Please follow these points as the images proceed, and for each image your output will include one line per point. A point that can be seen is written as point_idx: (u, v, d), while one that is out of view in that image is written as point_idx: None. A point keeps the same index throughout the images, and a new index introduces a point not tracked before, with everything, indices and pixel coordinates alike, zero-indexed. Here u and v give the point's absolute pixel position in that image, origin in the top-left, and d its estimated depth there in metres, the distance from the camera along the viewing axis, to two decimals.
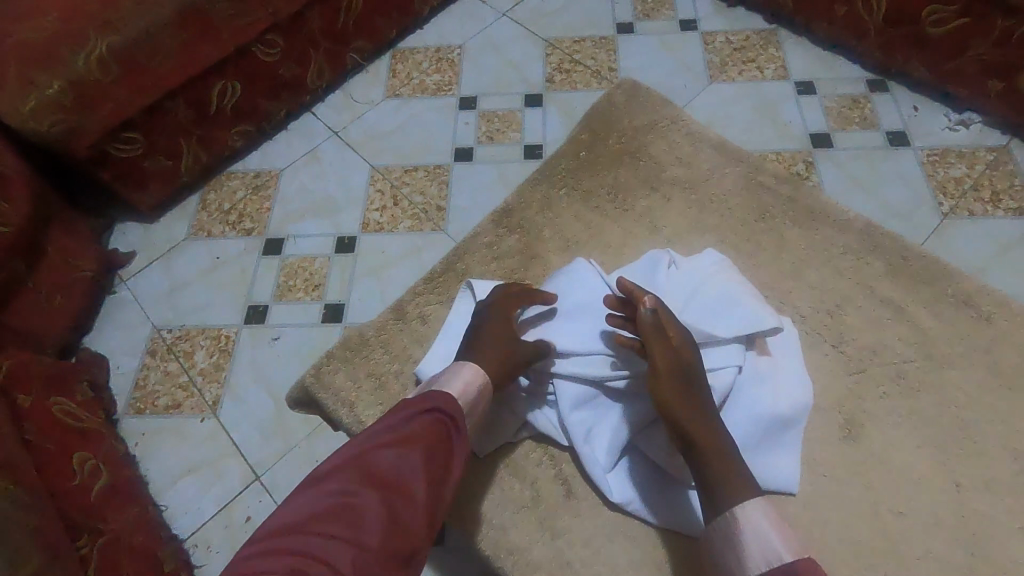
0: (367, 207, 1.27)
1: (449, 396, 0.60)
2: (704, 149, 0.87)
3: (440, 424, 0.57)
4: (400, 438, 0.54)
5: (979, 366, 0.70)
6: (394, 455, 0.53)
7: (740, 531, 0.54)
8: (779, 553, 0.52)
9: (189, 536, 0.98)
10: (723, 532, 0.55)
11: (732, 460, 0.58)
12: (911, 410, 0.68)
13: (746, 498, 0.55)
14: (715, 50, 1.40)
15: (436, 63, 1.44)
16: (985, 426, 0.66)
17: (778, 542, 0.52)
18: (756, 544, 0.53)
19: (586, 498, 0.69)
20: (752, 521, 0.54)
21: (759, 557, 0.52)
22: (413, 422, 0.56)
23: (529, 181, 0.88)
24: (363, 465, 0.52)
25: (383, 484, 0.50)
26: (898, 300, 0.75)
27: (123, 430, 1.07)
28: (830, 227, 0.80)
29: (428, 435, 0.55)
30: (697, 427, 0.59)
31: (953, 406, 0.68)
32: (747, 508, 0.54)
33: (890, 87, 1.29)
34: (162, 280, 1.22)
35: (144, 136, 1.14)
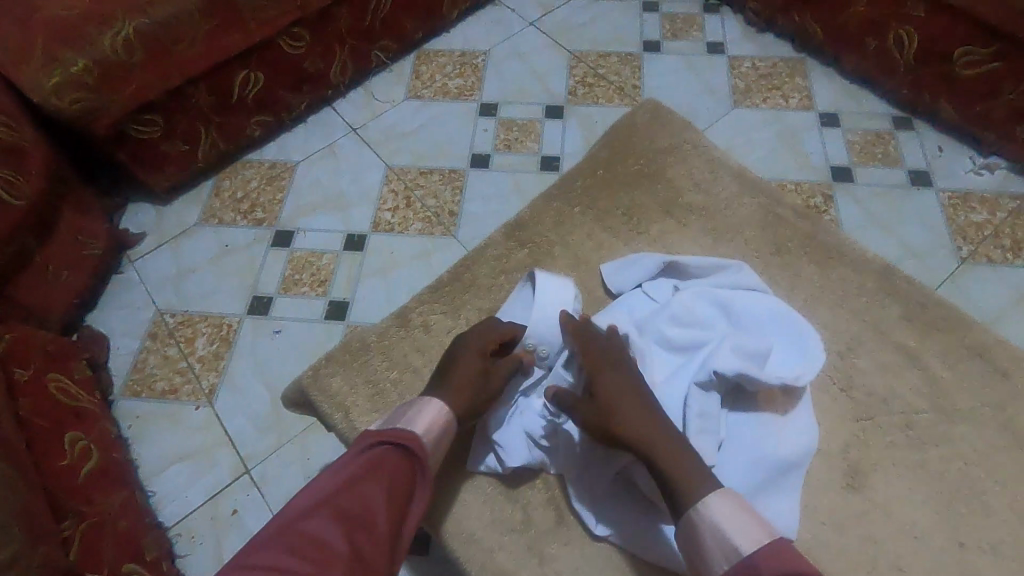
0: (379, 206, 1.26)
1: (417, 430, 0.60)
2: (725, 175, 0.86)
3: (405, 457, 0.57)
4: (364, 470, 0.54)
5: (992, 421, 0.68)
6: (358, 486, 0.52)
7: (699, 526, 0.54)
8: (738, 545, 0.52)
9: (175, 525, 0.98)
10: (684, 530, 0.55)
11: (684, 452, 0.58)
12: (919, 461, 0.66)
13: (704, 493, 0.55)
14: (741, 75, 1.38)
15: (460, 67, 1.44)
16: (994, 484, 0.65)
17: (738, 534, 0.53)
18: (715, 540, 0.53)
19: (578, 526, 0.67)
20: (708, 516, 0.54)
21: (718, 551, 0.53)
22: (376, 456, 0.56)
23: (544, 195, 0.87)
24: (326, 500, 0.51)
25: (346, 516, 0.50)
26: (912, 346, 0.73)
27: (117, 412, 1.07)
28: (849, 266, 0.78)
29: (390, 468, 0.55)
30: (628, 428, 0.59)
31: (962, 462, 0.66)
32: (708, 506, 0.55)
33: (916, 125, 1.28)
34: (170, 264, 1.22)
35: (163, 120, 1.14)
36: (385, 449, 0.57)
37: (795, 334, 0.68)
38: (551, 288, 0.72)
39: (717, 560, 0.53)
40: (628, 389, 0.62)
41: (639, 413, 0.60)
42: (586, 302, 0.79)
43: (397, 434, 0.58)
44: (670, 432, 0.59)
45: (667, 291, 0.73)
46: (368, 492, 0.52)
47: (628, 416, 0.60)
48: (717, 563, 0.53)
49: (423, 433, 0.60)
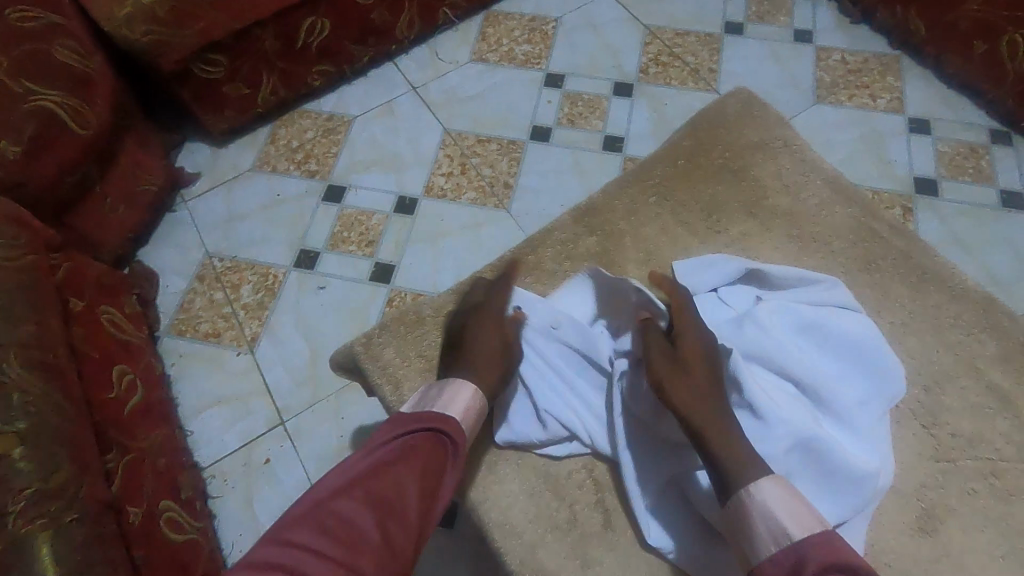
0: (434, 170, 1.24)
1: (449, 415, 0.61)
2: (814, 178, 0.80)
3: (437, 442, 0.58)
4: (397, 456, 0.56)
5: None
6: (390, 472, 0.54)
7: (751, 510, 0.54)
8: (790, 530, 0.52)
9: (210, 466, 0.99)
10: (732, 512, 0.55)
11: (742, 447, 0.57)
12: (999, 514, 0.62)
13: (751, 476, 0.55)
14: (828, 68, 1.29)
15: (529, 33, 1.38)
16: None
17: (789, 518, 0.52)
18: (763, 523, 0.53)
19: (624, 533, 0.64)
20: (760, 498, 0.54)
21: (768, 534, 0.53)
22: (410, 440, 0.57)
23: (616, 181, 0.82)
24: (356, 483, 0.53)
25: (377, 503, 0.52)
26: (1005, 388, 0.67)
27: (162, 348, 1.09)
28: (941, 293, 0.73)
29: (423, 453, 0.57)
30: (682, 398, 0.60)
31: None
32: (758, 489, 0.54)
33: (1015, 141, 1.18)
34: (222, 207, 1.22)
35: (228, 61, 1.13)
36: (419, 433, 0.58)
37: (880, 364, 0.65)
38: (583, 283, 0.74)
39: (765, 543, 0.52)
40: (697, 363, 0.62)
41: (698, 388, 0.60)
42: None
43: (432, 418, 0.60)
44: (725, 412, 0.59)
45: (749, 300, 0.70)
46: (398, 478, 0.54)
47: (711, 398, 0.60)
48: (765, 547, 0.52)
49: (456, 418, 0.61)
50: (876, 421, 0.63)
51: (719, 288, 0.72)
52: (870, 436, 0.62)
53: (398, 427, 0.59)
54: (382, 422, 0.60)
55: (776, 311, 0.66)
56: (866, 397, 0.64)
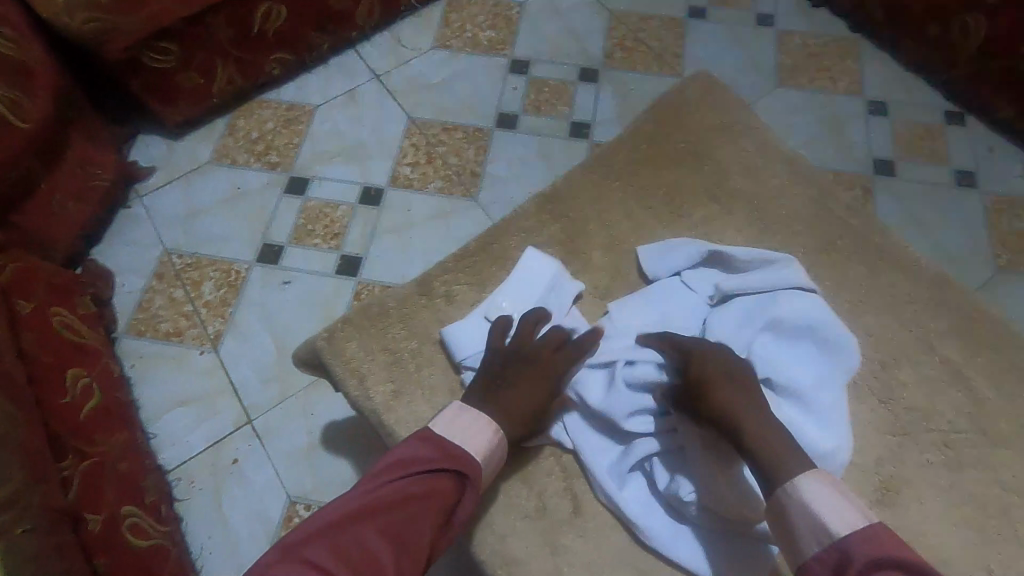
0: (399, 160, 1.21)
1: (474, 455, 0.61)
2: (775, 161, 0.81)
3: (457, 481, 0.59)
4: (419, 492, 0.57)
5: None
6: (410, 507, 0.56)
7: (792, 507, 0.54)
8: (833, 528, 0.52)
9: (175, 468, 0.97)
10: (774, 510, 0.55)
11: (774, 439, 0.57)
12: (952, 483, 0.64)
13: (794, 474, 0.55)
14: (789, 52, 1.31)
15: (493, 18, 1.36)
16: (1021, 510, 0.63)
17: (833, 515, 0.52)
18: (805, 521, 0.53)
19: (594, 519, 0.65)
20: (800, 496, 0.54)
21: (812, 533, 0.53)
22: (433, 476, 0.58)
23: (580, 167, 0.82)
24: (378, 512, 0.55)
25: (394, 535, 0.54)
26: (958, 362, 0.70)
27: (120, 349, 1.05)
28: (896, 271, 0.75)
29: (442, 492, 0.58)
30: (710, 399, 0.59)
31: (999, 487, 0.64)
32: (800, 485, 0.54)
33: (968, 121, 1.21)
34: (180, 202, 1.18)
35: (179, 50, 1.08)
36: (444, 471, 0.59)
37: (834, 344, 0.65)
38: (546, 262, 0.75)
39: (808, 542, 0.53)
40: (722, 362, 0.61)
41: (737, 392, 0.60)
42: (617, 286, 0.75)
43: (459, 457, 0.60)
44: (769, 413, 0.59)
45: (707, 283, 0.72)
46: (418, 515, 0.56)
47: (728, 394, 0.59)
48: (809, 546, 0.53)
49: (479, 461, 0.61)
50: (834, 401, 0.64)
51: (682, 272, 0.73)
52: (825, 417, 0.63)
53: (426, 459, 0.59)
54: (411, 439, 0.61)
55: (732, 304, 0.69)
56: (821, 378, 0.65)
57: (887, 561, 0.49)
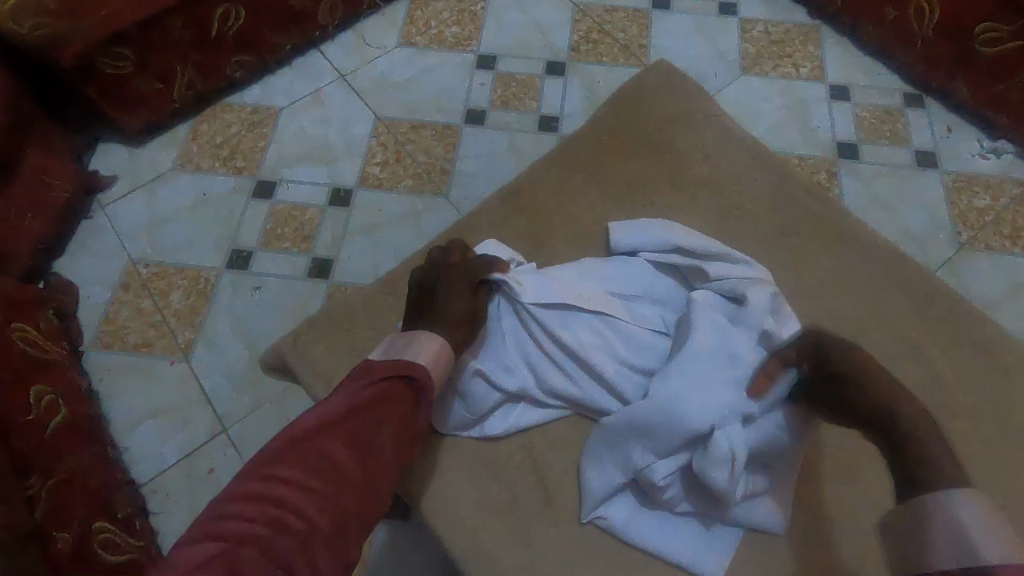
0: (368, 159, 1.20)
1: (422, 363, 0.60)
2: (736, 147, 0.82)
3: (413, 391, 0.58)
4: (377, 401, 0.55)
5: (986, 417, 0.67)
6: (370, 416, 0.54)
7: (936, 519, 0.50)
8: (979, 549, 0.48)
9: (149, 481, 0.95)
10: (915, 518, 0.51)
11: (937, 445, 0.54)
12: None
13: (946, 485, 0.51)
14: (753, 40, 1.32)
15: (458, 14, 1.35)
16: (982, 480, 0.64)
17: (982, 537, 0.48)
18: (948, 534, 0.49)
19: (566, 510, 0.66)
20: (950, 512, 0.50)
21: (950, 549, 0.49)
22: (389, 386, 0.57)
23: (543, 160, 0.82)
24: (337, 425, 0.53)
25: (357, 445, 0.53)
26: (916, 338, 0.72)
27: (87, 363, 1.03)
28: (856, 251, 0.76)
29: (400, 400, 0.57)
30: (876, 393, 0.56)
31: (960, 459, 0.65)
32: (953, 499, 0.50)
33: (928, 102, 1.24)
34: (144, 210, 1.15)
35: (136, 54, 1.05)
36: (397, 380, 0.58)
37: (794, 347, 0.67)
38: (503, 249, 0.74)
39: (944, 556, 0.49)
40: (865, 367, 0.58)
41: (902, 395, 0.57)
42: None
43: (411, 368, 0.58)
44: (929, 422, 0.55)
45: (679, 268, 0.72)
46: (379, 424, 0.54)
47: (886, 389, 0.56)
48: (944, 561, 0.49)
49: (427, 366, 0.60)
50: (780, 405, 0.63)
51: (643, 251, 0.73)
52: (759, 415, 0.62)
53: (377, 373, 0.57)
54: (354, 367, 0.59)
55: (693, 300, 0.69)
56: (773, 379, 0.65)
57: None
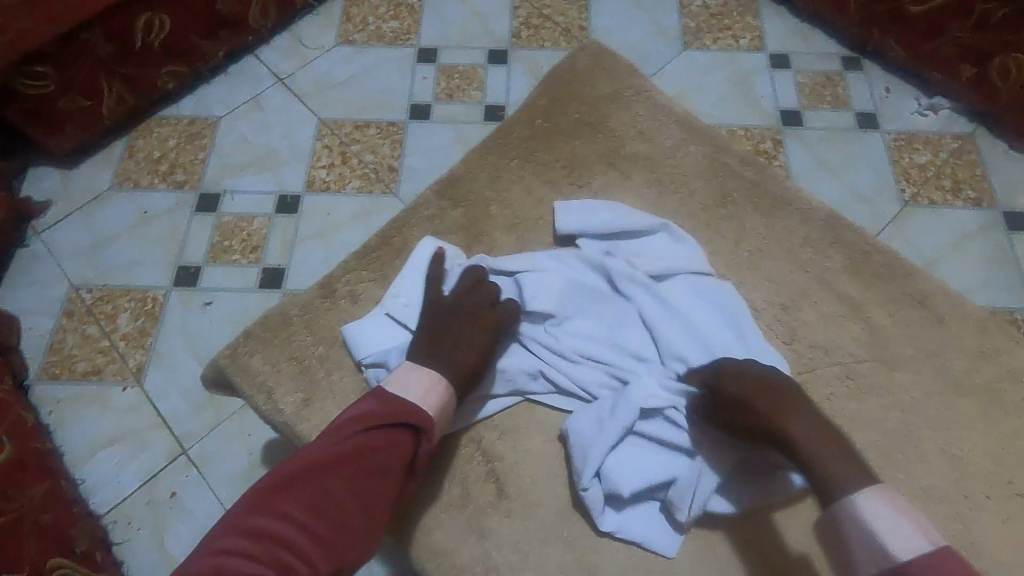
0: (313, 163, 1.18)
1: (428, 406, 0.61)
2: (669, 122, 0.84)
3: (420, 435, 0.59)
4: (382, 446, 0.57)
5: (925, 367, 0.70)
6: (373, 463, 0.56)
7: (850, 523, 0.54)
8: (893, 550, 0.52)
9: (109, 512, 0.93)
10: (833, 524, 0.55)
11: (830, 451, 0.58)
12: (855, 414, 0.68)
13: (855, 490, 0.55)
14: (692, 14, 1.32)
15: (395, 8, 1.33)
16: (921, 432, 0.67)
17: (892, 536, 0.52)
18: (860, 536, 0.54)
19: (520, 499, 0.66)
20: (863, 515, 0.54)
21: (869, 553, 0.53)
22: (396, 430, 0.59)
23: (478, 150, 0.82)
24: (339, 467, 0.56)
25: (357, 488, 0.55)
26: (856, 297, 0.74)
27: (34, 397, 0.99)
28: (791, 215, 0.79)
29: (404, 444, 0.58)
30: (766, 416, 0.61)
31: (901, 412, 0.68)
32: (859, 502, 0.54)
33: (865, 65, 1.25)
34: (82, 233, 1.11)
35: (57, 72, 1.01)
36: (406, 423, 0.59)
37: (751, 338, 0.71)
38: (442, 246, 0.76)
39: (864, 564, 0.53)
40: (757, 392, 0.63)
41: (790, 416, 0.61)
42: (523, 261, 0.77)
43: (419, 414, 0.60)
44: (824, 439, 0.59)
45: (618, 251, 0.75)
46: (382, 471, 0.57)
47: (777, 406, 0.61)
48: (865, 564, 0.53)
49: (430, 410, 0.61)
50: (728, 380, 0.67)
51: (585, 233, 0.76)
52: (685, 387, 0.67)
53: (387, 415, 0.59)
54: (369, 395, 0.61)
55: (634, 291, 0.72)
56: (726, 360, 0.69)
57: None
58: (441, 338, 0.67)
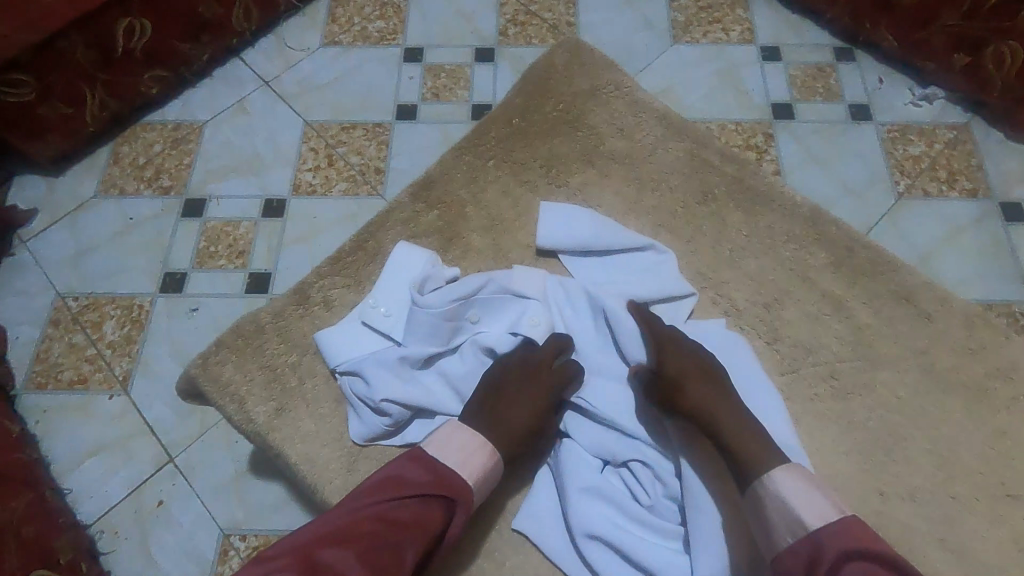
0: (299, 166, 1.17)
1: (462, 476, 0.63)
2: (648, 120, 0.89)
3: (445, 508, 0.60)
4: (404, 518, 0.58)
5: (890, 364, 0.75)
6: (393, 535, 0.56)
7: (767, 497, 0.60)
8: (804, 520, 0.57)
9: (96, 522, 0.92)
10: (753, 501, 0.61)
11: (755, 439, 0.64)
12: (832, 416, 0.73)
13: (768, 470, 0.61)
14: (680, 8, 1.30)
15: (380, 7, 1.32)
16: (887, 436, 0.72)
17: (805, 508, 0.58)
18: (779, 511, 0.59)
19: (495, 507, 0.72)
20: (777, 492, 0.60)
21: (783, 524, 0.58)
22: (421, 501, 0.59)
23: (455, 151, 0.88)
24: (358, 538, 0.56)
25: (372, 561, 0.54)
26: (839, 294, 0.79)
27: (21, 407, 0.99)
28: (776, 212, 0.84)
29: (427, 519, 0.58)
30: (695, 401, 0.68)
31: (873, 416, 0.73)
32: (773, 479, 0.61)
33: (857, 55, 1.23)
34: (67, 241, 1.11)
35: (37, 80, 1.00)
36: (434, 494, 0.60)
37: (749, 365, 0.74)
38: (414, 249, 0.81)
39: (782, 533, 0.58)
40: (693, 380, 0.69)
41: (703, 390, 0.69)
42: (497, 262, 0.83)
43: (450, 483, 0.61)
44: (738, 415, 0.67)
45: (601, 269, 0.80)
46: (400, 544, 0.56)
47: (694, 389, 0.69)
48: (781, 536, 0.58)
49: (466, 480, 0.63)
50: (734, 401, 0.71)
51: (563, 250, 0.81)
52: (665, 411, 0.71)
53: (417, 484, 0.60)
54: (402, 460, 0.63)
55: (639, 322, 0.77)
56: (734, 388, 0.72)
57: (859, 555, 0.53)
58: (497, 400, 0.70)
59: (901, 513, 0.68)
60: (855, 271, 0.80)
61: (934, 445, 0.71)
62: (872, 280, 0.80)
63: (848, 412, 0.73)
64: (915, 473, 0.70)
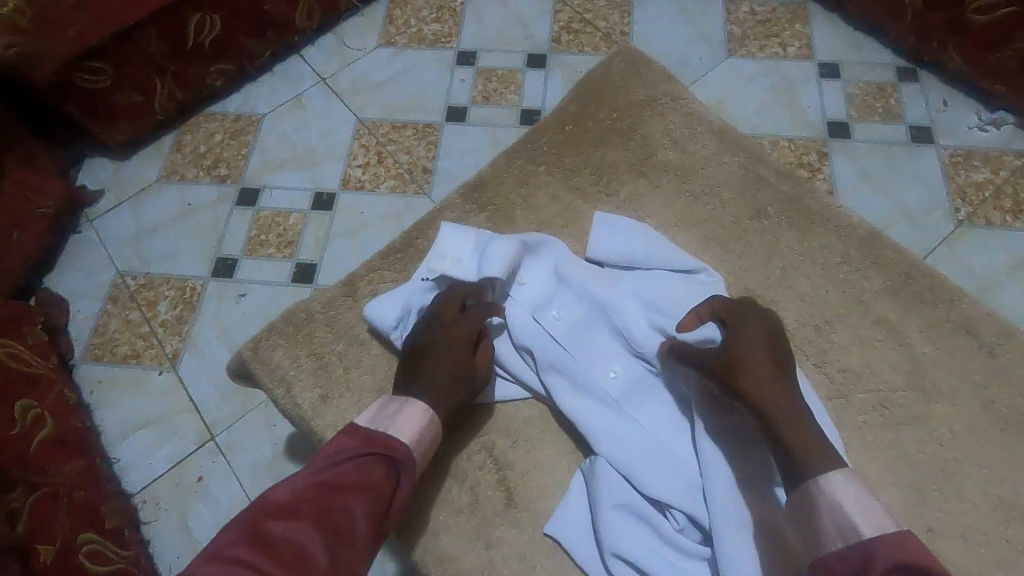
0: (350, 162, 1.20)
1: (401, 436, 0.62)
2: (702, 133, 0.88)
3: (390, 464, 0.59)
4: (349, 480, 0.57)
5: (946, 398, 0.72)
6: (340, 497, 0.55)
7: (820, 499, 0.57)
8: (859, 528, 0.54)
9: (138, 492, 0.96)
10: (804, 500, 0.58)
11: (808, 435, 0.61)
12: (882, 446, 0.70)
13: (826, 469, 0.58)
14: (738, 21, 1.29)
15: (437, 11, 1.34)
16: (937, 470, 0.69)
17: (859, 515, 0.55)
18: (831, 514, 0.56)
19: (527, 510, 0.72)
20: (832, 494, 0.56)
21: (835, 530, 0.55)
22: (363, 462, 0.58)
23: (508, 154, 0.89)
24: (304, 507, 0.54)
25: (325, 525, 0.53)
26: (893, 320, 0.77)
27: (79, 376, 1.04)
28: (830, 232, 0.82)
29: (371, 477, 0.58)
30: (754, 391, 0.64)
31: (923, 450, 0.70)
32: (830, 481, 0.57)
33: (921, 75, 1.19)
34: (130, 222, 1.16)
35: (113, 69, 1.06)
36: (377, 454, 0.59)
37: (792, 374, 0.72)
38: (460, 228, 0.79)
39: (831, 537, 0.56)
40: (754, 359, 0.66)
41: (768, 379, 0.65)
42: None
43: (390, 442, 0.61)
44: (799, 407, 0.63)
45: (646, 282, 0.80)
46: (350, 505, 0.55)
47: (754, 370, 0.65)
48: (830, 542, 0.55)
49: (403, 436, 0.62)
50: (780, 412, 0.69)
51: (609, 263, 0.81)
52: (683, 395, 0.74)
53: (356, 447, 0.59)
54: (338, 432, 0.62)
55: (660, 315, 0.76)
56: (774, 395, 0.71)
57: (908, 568, 0.50)
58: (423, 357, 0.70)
59: (950, 553, 0.65)
60: (911, 298, 0.78)
61: (989, 485, 0.68)
62: (928, 309, 0.77)
63: (898, 444, 0.70)
64: (968, 512, 0.67)
